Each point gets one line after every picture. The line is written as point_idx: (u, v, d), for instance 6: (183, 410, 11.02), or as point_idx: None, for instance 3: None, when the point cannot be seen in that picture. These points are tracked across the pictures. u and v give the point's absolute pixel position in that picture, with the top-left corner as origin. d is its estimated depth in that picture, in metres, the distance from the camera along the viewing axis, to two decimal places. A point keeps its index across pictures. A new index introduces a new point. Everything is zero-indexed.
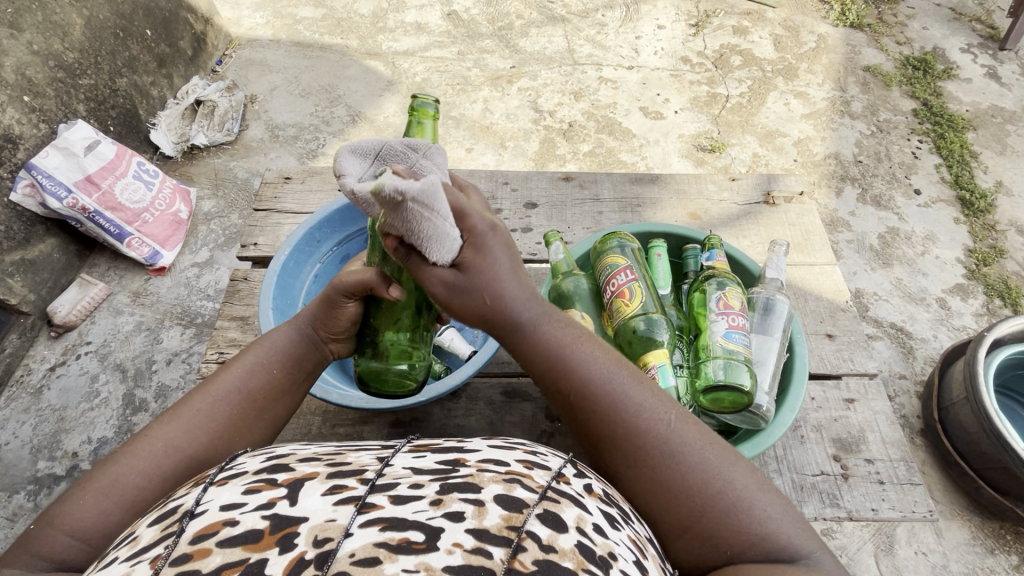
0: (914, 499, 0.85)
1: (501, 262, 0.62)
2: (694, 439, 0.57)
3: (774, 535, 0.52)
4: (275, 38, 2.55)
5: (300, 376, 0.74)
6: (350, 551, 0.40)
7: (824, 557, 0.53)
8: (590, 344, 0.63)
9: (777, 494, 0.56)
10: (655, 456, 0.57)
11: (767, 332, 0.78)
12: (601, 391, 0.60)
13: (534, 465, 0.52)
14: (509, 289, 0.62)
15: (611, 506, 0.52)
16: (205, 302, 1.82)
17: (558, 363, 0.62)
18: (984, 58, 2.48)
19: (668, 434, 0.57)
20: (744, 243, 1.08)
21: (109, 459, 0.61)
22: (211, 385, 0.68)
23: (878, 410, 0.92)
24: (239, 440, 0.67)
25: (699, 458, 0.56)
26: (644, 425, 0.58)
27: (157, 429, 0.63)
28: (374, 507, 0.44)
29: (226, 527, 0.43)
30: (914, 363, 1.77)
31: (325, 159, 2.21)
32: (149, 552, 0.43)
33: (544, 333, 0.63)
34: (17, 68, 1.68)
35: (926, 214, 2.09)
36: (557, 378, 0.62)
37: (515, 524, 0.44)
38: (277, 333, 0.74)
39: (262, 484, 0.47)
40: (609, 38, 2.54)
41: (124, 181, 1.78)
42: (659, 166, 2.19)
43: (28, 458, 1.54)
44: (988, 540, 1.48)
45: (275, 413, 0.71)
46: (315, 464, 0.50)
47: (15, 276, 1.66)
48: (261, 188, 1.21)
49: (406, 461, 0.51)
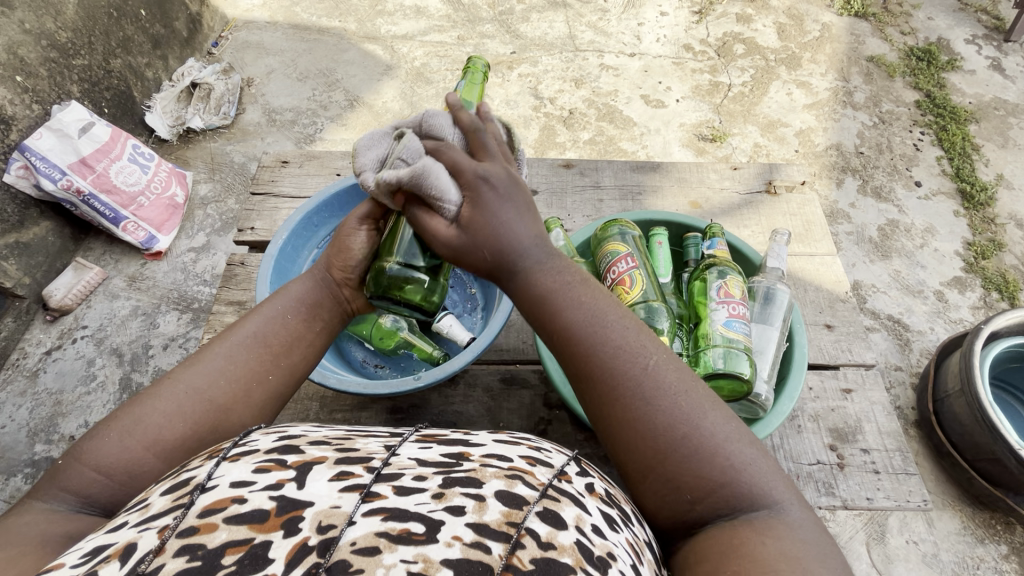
0: (908, 489, 0.85)
1: (507, 211, 0.60)
2: (672, 382, 0.56)
3: (738, 482, 0.52)
4: (272, 20, 2.51)
5: (315, 324, 0.71)
6: (351, 540, 0.40)
7: (796, 508, 0.52)
8: (583, 288, 0.61)
9: (759, 445, 0.55)
10: (624, 398, 0.56)
11: (767, 321, 0.78)
12: (579, 340, 0.59)
13: (537, 462, 0.52)
14: (512, 231, 0.60)
15: (611, 507, 0.51)
16: (202, 287, 1.81)
17: (543, 308, 0.61)
18: (988, 49, 2.46)
19: (644, 376, 0.56)
20: (745, 233, 1.07)
21: (136, 399, 0.61)
22: (232, 330, 0.68)
23: (875, 400, 0.92)
24: (258, 387, 0.65)
25: (671, 406, 0.55)
26: (622, 366, 0.57)
27: (181, 373, 0.63)
28: (377, 496, 0.44)
29: (233, 504, 0.42)
30: (910, 355, 1.77)
31: (323, 144, 2.19)
32: (158, 521, 0.42)
33: (532, 280, 0.61)
34: (10, 47, 1.65)
35: (926, 206, 2.08)
36: (545, 321, 0.61)
37: (514, 520, 0.44)
38: (297, 283, 0.72)
39: (271, 463, 0.46)
40: (611, 24, 2.51)
41: (119, 164, 1.75)
42: (660, 155, 2.17)
43: (24, 441, 1.54)
44: (978, 530, 1.48)
45: (294, 361, 0.69)
46: (325, 447, 0.50)
47: (10, 259, 1.64)
48: (257, 172, 1.20)
49: (412, 450, 0.50)
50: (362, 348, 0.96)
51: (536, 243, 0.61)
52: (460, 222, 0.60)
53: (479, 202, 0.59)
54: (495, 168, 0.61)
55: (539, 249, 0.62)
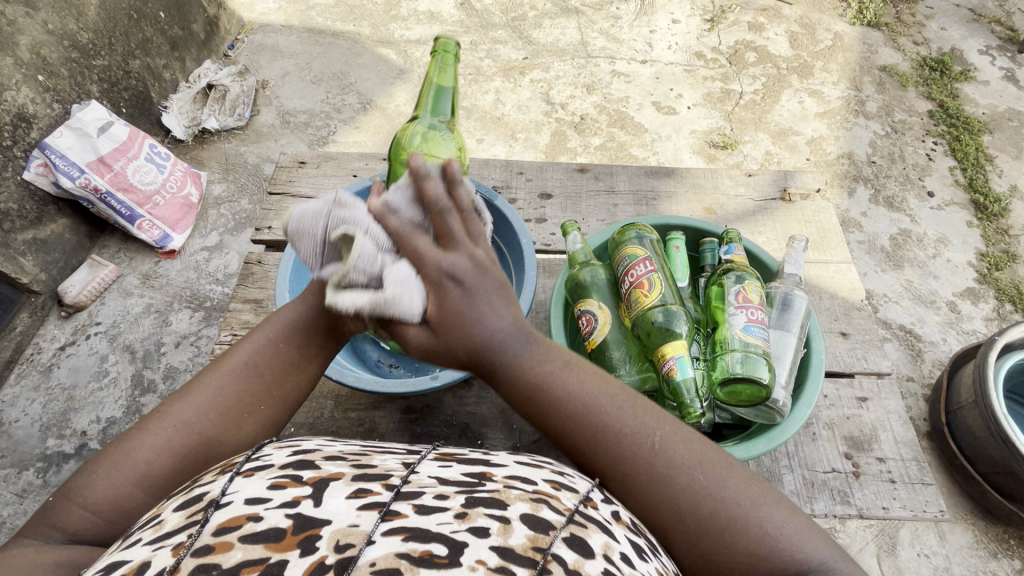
0: (925, 499, 0.85)
1: (487, 300, 0.58)
2: (686, 456, 0.57)
3: (775, 550, 0.52)
4: (287, 23, 2.53)
5: (309, 350, 0.69)
6: (371, 560, 0.40)
7: (835, 562, 0.53)
8: (570, 371, 0.61)
9: (784, 504, 0.55)
10: (642, 482, 0.56)
11: (785, 327, 0.78)
12: (581, 427, 0.59)
13: (562, 486, 0.52)
14: (491, 324, 0.58)
15: (638, 536, 0.52)
16: (215, 286, 1.82)
17: (541, 398, 0.60)
18: (1002, 60, 2.46)
19: (656, 457, 0.57)
20: (760, 240, 1.07)
21: (127, 433, 0.62)
22: (222, 360, 0.67)
23: (891, 409, 0.92)
24: (249, 419, 0.65)
25: (691, 477, 0.55)
26: (632, 450, 0.57)
27: (172, 407, 0.63)
28: (398, 515, 0.44)
29: (249, 522, 0.42)
30: (922, 366, 1.76)
31: (336, 146, 2.20)
32: (172, 538, 0.43)
33: (525, 368, 0.60)
34: (32, 47, 1.67)
35: (938, 217, 2.07)
36: (543, 413, 0.60)
37: (540, 546, 0.44)
38: (288, 307, 0.70)
39: (287, 480, 0.47)
40: (623, 31, 2.52)
41: (136, 163, 1.77)
42: (670, 161, 2.18)
43: (37, 435, 1.55)
44: (990, 544, 1.47)
45: (286, 390, 0.68)
46: (341, 463, 0.50)
47: (27, 255, 1.67)
48: (275, 172, 1.21)
49: (433, 470, 0.50)
50: (377, 347, 0.97)
51: (515, 334, 0.60)
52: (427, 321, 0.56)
53: (444, 300, 0.55)
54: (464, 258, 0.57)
55: (518, 343, 0.60)
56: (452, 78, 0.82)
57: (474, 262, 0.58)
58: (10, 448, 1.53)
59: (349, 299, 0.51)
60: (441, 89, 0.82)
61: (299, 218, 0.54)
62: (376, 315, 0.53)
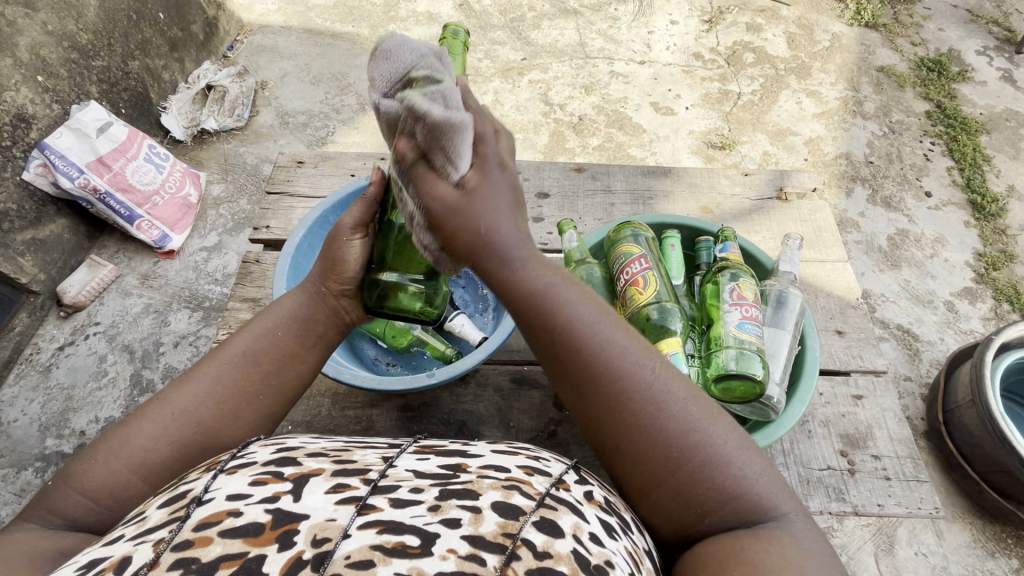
0: (919, 496, 0.85)
1: (503, 196, 0.59)
2: (677, 391, 0.57)
3: (748, 494, 0.53)
4: (286, 25, 2.54)
5: (309, 340, 0.71)
6: (346, 553, 0.40)
7: (801, 517, 0.53)
8: (572, 287, 0.61)
9: (763, 456, 0.57)
10: (632, 403, 0.57)
11: (779, 324, 0.79)
12: (577, 344, 0.59)
13: (536, 471, 0.52)
14: (505, 225, 0.59)
15: (611, 516, 0.52)
16: (213, 286, 1.82)
17: (541, 306, 0.60)
18: (999, 60, 2.46)
19: (650, 381, 0.57)
20: (757, 238, 1.08)
21: (125, 420, 0.62)
22: (223, 348, 0.67)
23: (886, 406, 0.92)
24: (248, 408, 0.65)
25: (679, 410, 0.56)
26: (628, 368, 0.58)
27: (170, 394, 0.63)
28: (373, 509, 0.44)
29: (229, 518, 0.43)
30: (920, 365, 1.76)
31: (335, 146, 2.21)
32: (154, 534, 0.43)
33: (526, 275, 0.60)
34: (32, 48, 1.68)
35: (936, 217, 2.08)
36: (539, 320, 0.60)
37: (510, 531, 0.44)
38: (290, 299, 0.72)
39: (268, 476, 0.47)
40: (621, 32, 2.53)
41: (135, 163, 1.78)
42: (669, 162, 2.18)
43: (36, 435, 1.56)
44: (989, 543, 1.47)
45: (286, 379, 0.69)
46: (322, 459, 0.51)
47: (26, 255, 1.67)
48: (273, 171, 1.21)
49: (410, 463, 0.51)
50: (374, 345, 0.97)
51: (523, 239, 0.60)
52: (461, 186, 0.57)
53: (485, 174, 0.58)
54: (505, 152, 0.60)
55: (527, 246, 0.61)
56: (457, 64, 0.74)
57: (510, 176, 0.60)
58: (9, 448, 1.54)
59: (421, 103, 0.48)
60: (448, 78, 0.73)
61: (396, 40, 0.52)
62: (425, 141, 0.52)
